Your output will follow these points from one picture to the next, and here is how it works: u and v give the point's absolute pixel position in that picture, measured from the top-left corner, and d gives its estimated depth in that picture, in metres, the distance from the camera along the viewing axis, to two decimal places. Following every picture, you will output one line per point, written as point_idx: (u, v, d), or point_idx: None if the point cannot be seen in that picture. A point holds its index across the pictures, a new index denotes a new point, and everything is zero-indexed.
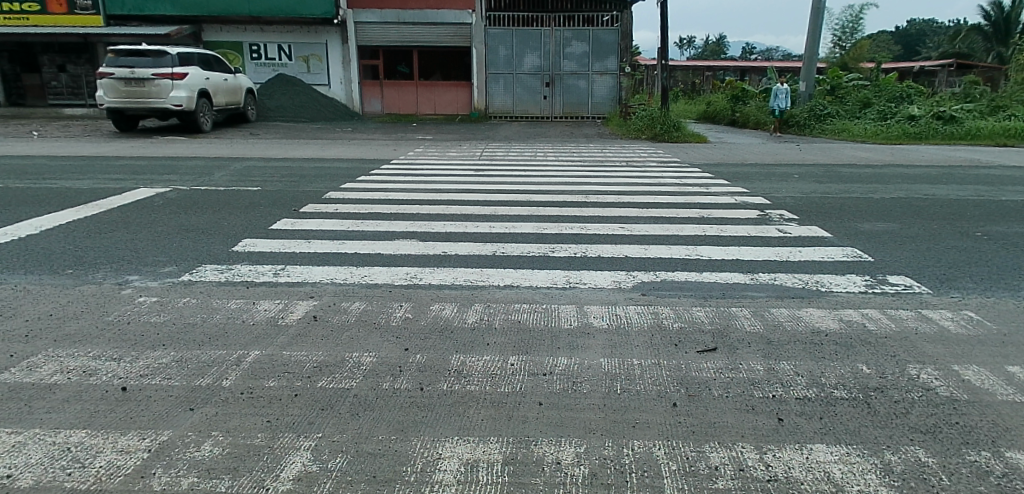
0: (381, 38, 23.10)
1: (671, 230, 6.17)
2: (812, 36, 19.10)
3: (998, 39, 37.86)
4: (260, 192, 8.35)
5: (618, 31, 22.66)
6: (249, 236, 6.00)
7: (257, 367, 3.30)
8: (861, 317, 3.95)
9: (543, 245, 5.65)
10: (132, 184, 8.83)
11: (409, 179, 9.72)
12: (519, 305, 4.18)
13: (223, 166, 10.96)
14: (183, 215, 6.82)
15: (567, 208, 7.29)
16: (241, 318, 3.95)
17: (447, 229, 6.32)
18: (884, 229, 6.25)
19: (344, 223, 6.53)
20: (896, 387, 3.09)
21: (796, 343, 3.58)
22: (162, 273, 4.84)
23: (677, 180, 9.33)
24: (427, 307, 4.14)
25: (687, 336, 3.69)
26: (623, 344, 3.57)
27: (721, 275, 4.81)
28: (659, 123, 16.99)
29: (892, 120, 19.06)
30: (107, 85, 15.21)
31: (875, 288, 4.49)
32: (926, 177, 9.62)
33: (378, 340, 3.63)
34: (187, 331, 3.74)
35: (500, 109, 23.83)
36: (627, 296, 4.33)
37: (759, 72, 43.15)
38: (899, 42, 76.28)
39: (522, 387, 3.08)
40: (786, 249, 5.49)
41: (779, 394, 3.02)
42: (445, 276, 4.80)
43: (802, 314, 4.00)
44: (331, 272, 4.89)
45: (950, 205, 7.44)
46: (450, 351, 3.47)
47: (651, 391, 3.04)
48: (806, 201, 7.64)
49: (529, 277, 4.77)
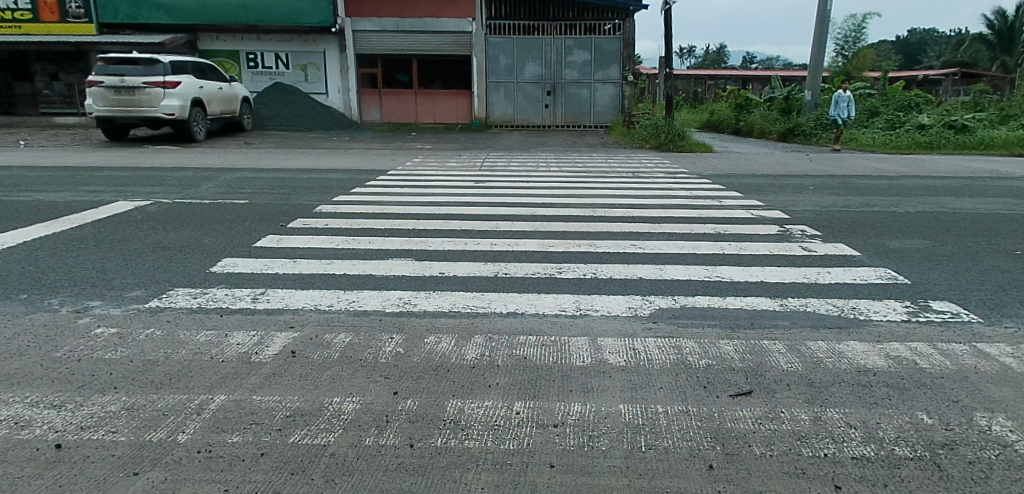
0: (380, 47, 22.77)
1: (687, 248, 5.71)
2: (818, 44, 18.74)
3: (1002, 48, 37.39)
4: (247, 205, 7.90)
5: (620, 40, 22.35)
6: (229, 255, 5.54)
7: (221, 417, 2.85)
8: (910, 352, 3.48)
9: (549, 266, 5.19)
10: (113, 196, 8.40)
11: (406, 191, 9.27)
12: (524, 337, 3.72)
13: (211, 177, 10.52)
14: (161, 231, 6.37)
15: (573, 223, 6.82)
16: (209, 354, 3.49)
17: (445, 246, 5.84)
18: (914, 247, 5.81)
19: (333, 239, 6.09)
20: (967, 443, 2.62)
21: (840, 385, 3.13)
22: (128, 298, 4.39)
23: (687, 192, 8.89)
24: (421, 340, 3.68)
25: (717, 376, 3.23)
26: (643, 387, 3.11)
27: (746, 300, 4.35)
28: (663, 132, 16.61)
29: (902, 129, 18.66)
30: (97, 94, 14.80)
31: (919, 316, 4.03)
32: (948, 189, 9.18)
33: (363, 379, 3.18)
34: (144, 371, 3.29)
35: (501, 119, 23.47)
36: (645, 326, 3.87)
37: (762, 80, 42.78)
38: (900, 52, 75.94)
39: (529, 443, 2.62)
40: (814, 270, 5.04)
41: (831, 454, 2.56)
42: (440, 302, 4.33)
43: (843, 348, 3.54)
44: (315, 297, 4.43)
45: (981, 220, 7.00)
46: (446, 396, 3.01)
47: (681, 448, 2.58)
48: (826, 215, 7.19)
49: (535, 302, 4.32)
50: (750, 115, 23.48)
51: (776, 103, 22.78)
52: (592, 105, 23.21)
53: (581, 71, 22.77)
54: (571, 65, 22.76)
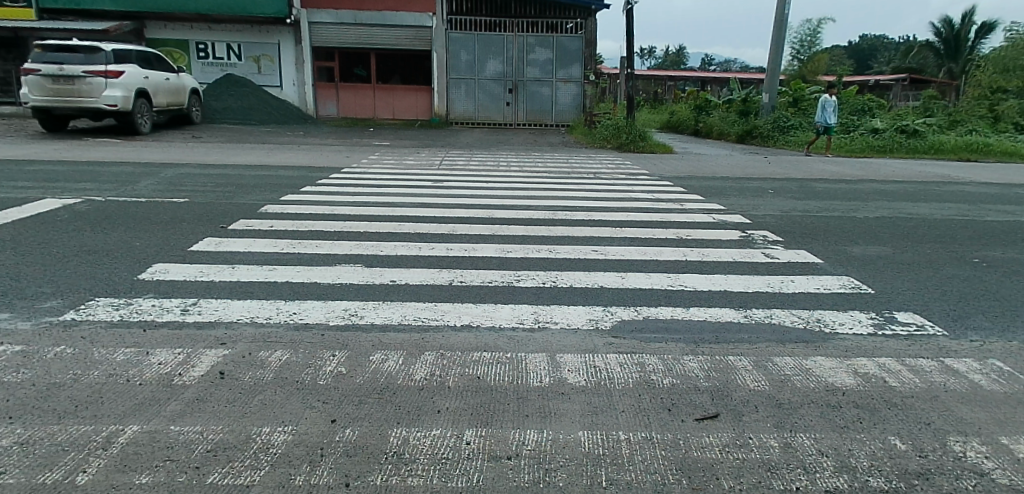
0: (338, 40, 22.14)
1: (649, 254, 5.55)
2: (775, 48, 19.01)
3: (948, 55, 38.92)
4: (188, 204, 7.41)
5: (582, 39, 22.27)
6: (163, 260, 5.11)
7: (130, 452, 2.49)
8: (878, 370, 3.43)
9: (506, 273, 4.95)
10: (40, 194, 7.77)
11: (361, 190, 8.89)
12: (478, 354, 3.46)
13: (151, 173, 9.90)
14: (90, 233, 5.86)
15: (533, 227, 6.59)
16: (124, 375, 3.10)
17: (398, 251, 5.54)
18: (875, 254, 5.82)
19: (278, 243, 5.71)
20: (943, 471, 2.51)
21: (810, 406, 3.01)
22: (41, 310, 3.94)
23: (649, 194, 8.78)
24: (366, 357, 3.38)
25: (682, 396, 3.05)
26: (604, 410, 2.89)
27: (710, 311, 4.20)
28: (625, 132, 16.57)
29: (856, 133, 19.10)
30: (31, 83, 13.86)
31: (885, 330, 4.01)
32: (903, 194, 9.33)
33: (298, 405, 2.87)
34: (45, 398, 2.87)
35: (463, 116, 23.12)
36: (606, 341, 3.67)
37: (720, 82, 43.46)
38: (852, 57, 78.41)
39: (480, 480, 2.37)
40: (777, 278, 4.95)
41: (804, 486, 2.39)
42: (390, 314, 4.03)
43: (810, 365, 3.45)
44: (253, 308, 4.06)
45: (937, 226, 7.09)
46: (390, 424, 2.73)
47: (647, 483, 2.38)
48: (787, 220, 7.17)
49: (491, 314, 4.07)
50: (709, 116, 23.76)
51: (734, 105, 23.11)
52: (554, 104, 23.08)
53: (543, 69, 22.62)
54: (533, 63, 22.57)
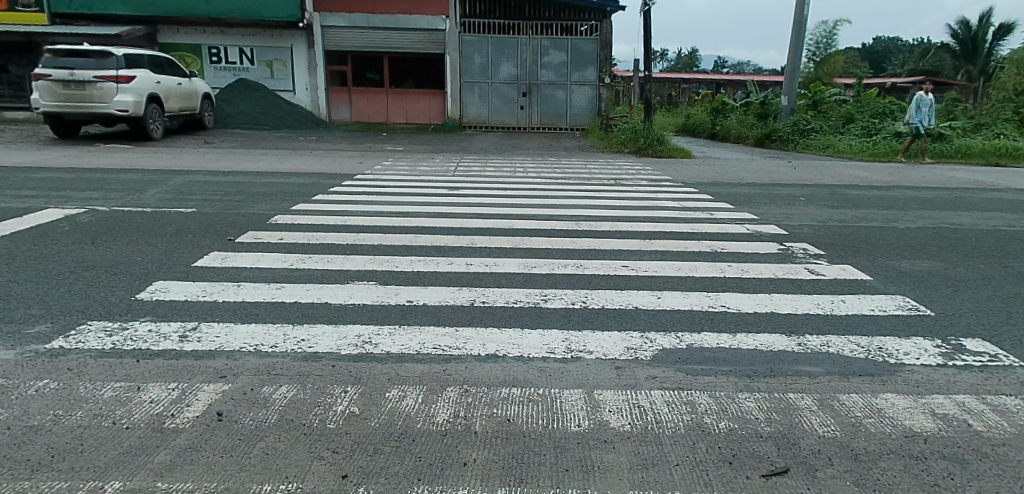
0: (351, 43, 21.92)
1: (684, 270, 5.16)
2: (794, 49, 18.51)
3: (965, 56, 38.02)
4: (196, 215, 7.11)
5: (598, 41, 21.88)
6: (163, 277, 4.78)
7: None
8: (960, 410, 3.02)
9: (532, 292, 4.57)
10: (44, 203, 7.51)
11: (373, 198, 8.55)
12: (507, 390, 3.10)
13: (159, 181, 9.63)
14: (91, 247, 5.57)
15: (557, 238, 6.22)
16: (111, 417, 2.76)
17: (415, 267, 5.18)
18: (926, 269, 5.40)
19: (287, 258, 5.38)
20: None
21: (890, 458, 2.61)
22: (27, 336, 3.61)
23: (675, 202, 8.38)
24: (380, 394, 3.03)
25: (743, 445, 2.65)
26: (656, 463, 2.51)
27: (760, 338, 3.79)
28: (642, 136, 16.13)
29: (878, 136, 18.53)
30: (43, 88, 13.69)
31: (956, 360, 3.58)
32: (940, 202, 8.85)
33: (305, 455, 2.51)
34: (17, 446, 2.53)
35: (476, 119, 22.79)
36: (649, 375, 3.28)
37: (735, 85, 42.90)
38: (866, 59, 77.30)
39: None
40: (827, 298, 4.54)
41: None
42: (406, 341, 3.66)
43: (882, 404, 3.05)
44: (256, 334, 3.72)
45: (985, 237, 6.64)
46: (410, 481, 2.37)
47: None
48: (825, 231, 6.74)
49: (518, 341, 3.68)
50: (726, 119, 23.28)
51: (752, 108, 22.61)
52: (568, 107, 22.67)
53: (558, 72, 22.24)
54: (548, 66, 22.21)
